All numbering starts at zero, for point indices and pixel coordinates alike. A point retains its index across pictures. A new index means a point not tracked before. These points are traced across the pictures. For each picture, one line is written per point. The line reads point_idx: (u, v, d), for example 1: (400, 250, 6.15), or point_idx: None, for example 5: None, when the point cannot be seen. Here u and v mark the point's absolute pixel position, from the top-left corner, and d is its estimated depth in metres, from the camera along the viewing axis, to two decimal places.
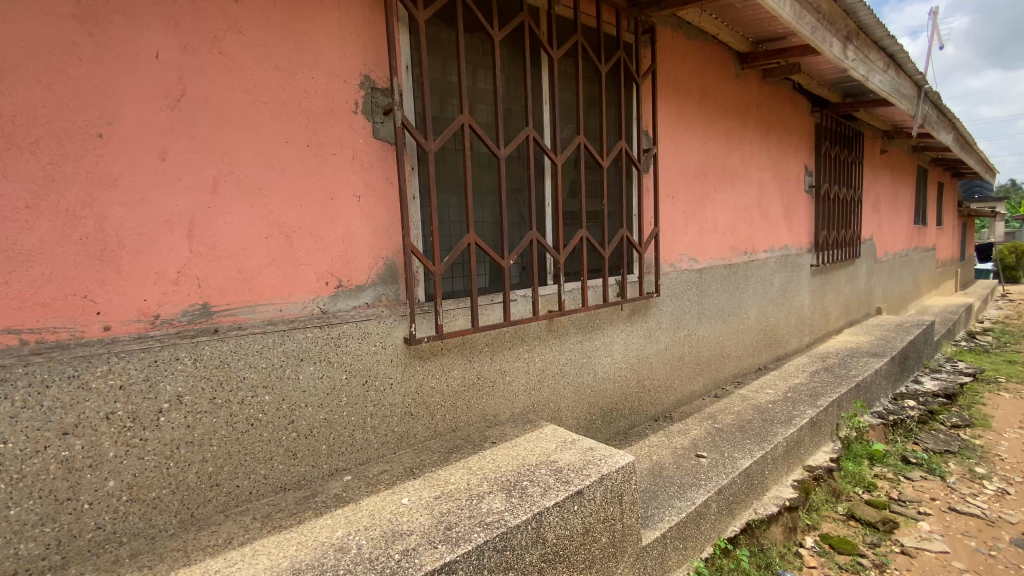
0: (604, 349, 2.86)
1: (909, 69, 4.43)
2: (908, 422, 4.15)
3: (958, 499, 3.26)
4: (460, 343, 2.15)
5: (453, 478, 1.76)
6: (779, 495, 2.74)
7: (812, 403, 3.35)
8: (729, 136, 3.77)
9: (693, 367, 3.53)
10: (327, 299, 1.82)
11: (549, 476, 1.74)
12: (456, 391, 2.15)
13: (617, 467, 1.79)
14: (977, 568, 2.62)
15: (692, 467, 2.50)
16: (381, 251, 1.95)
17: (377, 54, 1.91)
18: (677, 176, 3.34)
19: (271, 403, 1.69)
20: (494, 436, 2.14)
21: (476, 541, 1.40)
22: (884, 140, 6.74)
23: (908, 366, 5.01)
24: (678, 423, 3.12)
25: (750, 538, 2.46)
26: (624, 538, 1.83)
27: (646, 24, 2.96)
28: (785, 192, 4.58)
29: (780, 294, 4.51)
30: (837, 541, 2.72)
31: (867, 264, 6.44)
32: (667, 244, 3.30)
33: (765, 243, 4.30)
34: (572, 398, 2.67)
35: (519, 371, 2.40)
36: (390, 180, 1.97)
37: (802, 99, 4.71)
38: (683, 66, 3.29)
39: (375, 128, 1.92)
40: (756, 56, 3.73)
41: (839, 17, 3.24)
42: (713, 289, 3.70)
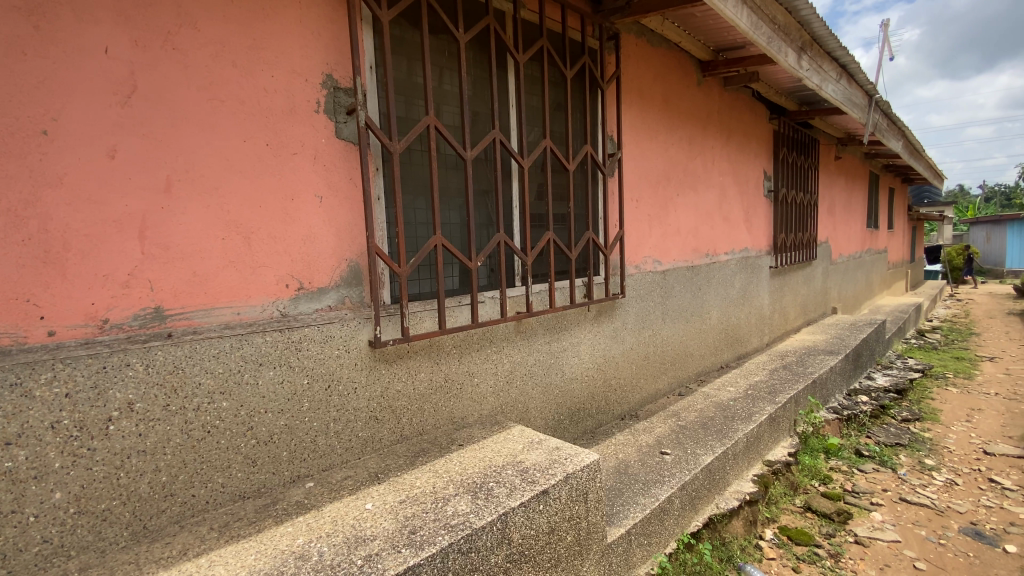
0: (571, 349, 2.89)
1: (860, 79, 4.65)
2: (861, 416, 4.34)
3: (908, 490, 3.42)
4: (427, 345, 2.13)
5: (419, 481, 1.75)
6: (739, 489, 2.83)
7: (771, 400, 3.47)
8: (692, 141, 3.88)
9: (658, 366, 3.61)
10: (288, 302, 1.78)
11: (515, 477, 1.75)
12: (422, 394, 2.14)
13: (583, 466, 1.82)
14: (927, 555, 2.75)
15: (657, 464, 2.56)
16: (344, 253, 1.92)
17: (340, 54, 1.89)
18: (642, 179, 3.41)
19: (228, 409, 1.64)
20: (461, 439, 2.13)
21: (440, 544, 1.39)
22: (839, 147, 7.05)
23: (862, 363, 5.24)
24: (644, 421, 3.19)
25: (712, 532, 2.53)
26: (590, 536, 1.85)
27: (610, 31, 3.02)
28: (745, 196, 4.73)
29: (741, 294, 4.65)
30: (794, 533, 2.83)
31: (823, 266, 6.72)
32: (633, 246, 3.36)
33: (727, 245, 4.44)
34: (540, 399, 2.69)
35: (487, 373, 2.40)
36: (354, 180, 1.95)
37: (761, 107, 4.89)
38: (646, 72, 3.37)
39: (338, 128, 1.90)
40: (717, 64, 3.85)
41: (793, 28, 3.38)
42: (678, 290, 3.79)
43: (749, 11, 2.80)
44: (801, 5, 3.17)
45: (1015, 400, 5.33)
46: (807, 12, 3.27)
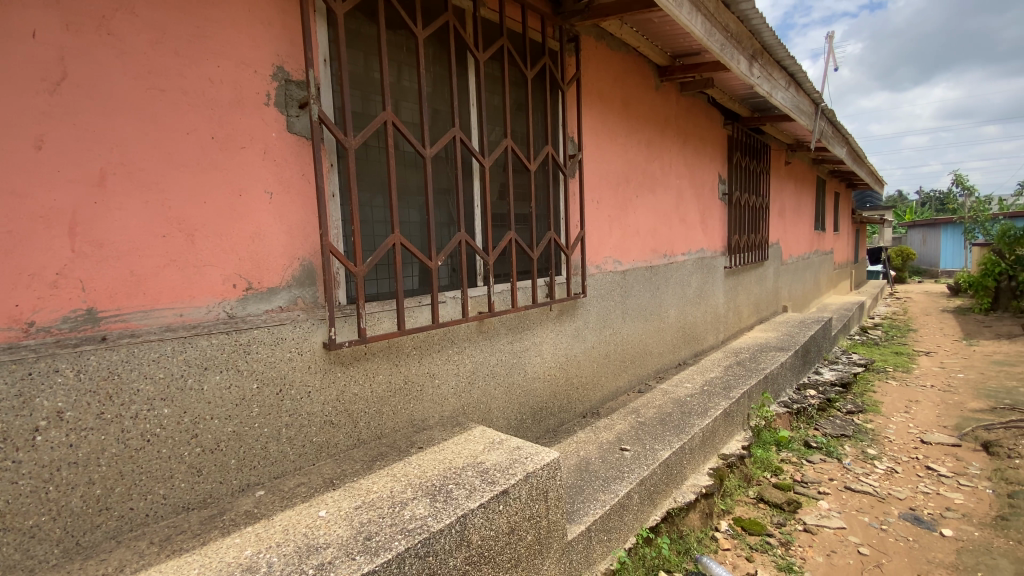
0: (533, 349, 2.89)
1: (807, 88, 4.88)
2: (810, 410, 4.54)
3: (852, 478, 3.61)
4: (385, 347, 2.08)
5: (376, 486, 1.70)
6: (696, 483, 2.90)
7: (725, 395, 3.59)
8: (650, 144, 3.97)
9: (618, 364, 3.67)
10: (235, 303, 1.70)
11: (475, 478, 1.73)
12: (381, 397, 2.09)
13: (543, 464, 1.82)
14: (869, 540, 2.89)
15: (617, 460, 2.59)
16: (296, 252, 1.85)
17: (292, 45, 1.83)
18: (602, 180, 3.46)
19: (170, 416, 1.56)
20: (421, 441, 2.10)
21: (396, 550, 1.35)
22: (788, 152, 7.37)
23: (810, 359, 5.49)
24: (605, 419, 3.23)
25: (670, 525, 2.59)
26: (550, 535, 1.85)
27: (571, 33, 3.05)
28: (701, 199, 4.88)
29: (697, 293, 4.79)
30: (748, 523, 2.93)
31: (775, 266, 7.01)
32: (594, 246, 3.41)
33: (684, 246, 4.56)
34: (502, 399, 2.68)
35: (448, 374, 2.37)
36: (307, 177, 1.88)
37: (715, 113, 5.05)
38: (606, 75, 3.42)
39: (290, 121, 1.83)
40: (673, 70, 3.96)
41: (745, 36, 3.50)
42: (637, 289, 3.86)
43: (703, 18, 2.89)
44: (752, 14, 3.29)
45: (947, 392, 5.71)
46: (757, 21, 3.40)
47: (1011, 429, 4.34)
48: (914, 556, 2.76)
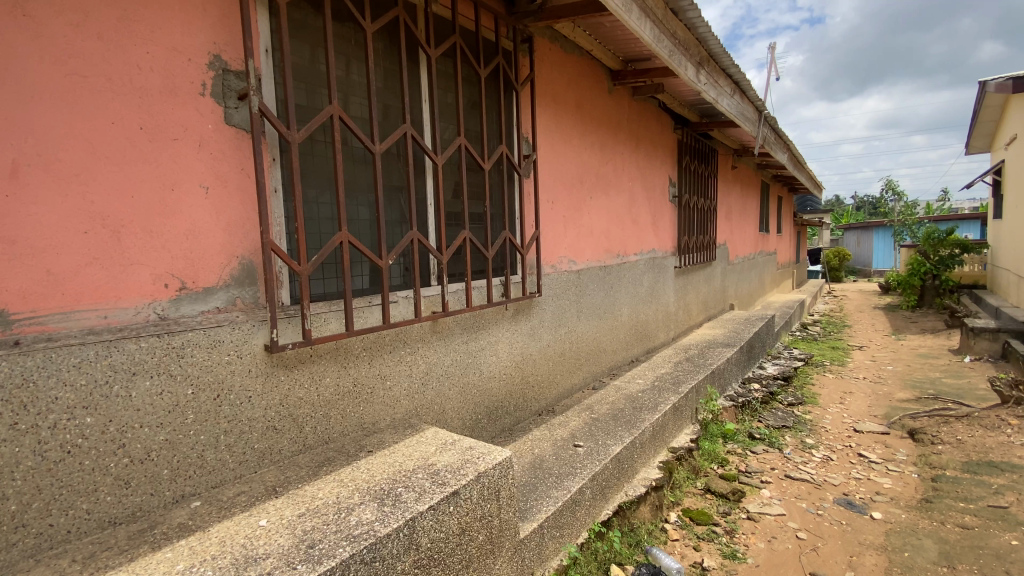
0: (488, 348, 2.88)
1: (751, 95, 5.10)
2: (754, 403, 4.75)
3: (792, 467, 3.80)
4: (333, 348, 2.01)
5: (321, 493, 1.65)
6: (647, 476, 2.98)
7: (675, 390, 3.70)
8: (603, 146, 4.04)
9: (573, 362, 3.72)
10: (167, 304, 1.60)
11: (425, 480, 1.70)
12: (328, 400, 2.02)
13: (494, 464, 1.81)
14: (807, 525, 3.05)
15: (570, 456, 2.62)
16: (235, 250, 1.77)
17: (230, 33, 1.74)
18: (556, 181, 3.49)
19: (93, 426, 1.45)
20: (371, 445, 2.05)
21: (341, 557, 1.32)
22: (735, 157, 7.70)
23: (754, 354, 5.75)
24: (560, 416, 3.26)
25: (622, 519, 2.65)
26: (502, 534, 1.85)
27: (524, 33, 3.06)
28: (652, 201, 5.01)
29: (649, 293, 4.93)
30: (695, 514, 3.04)
31: (722, 266, 7.30)
32: (549, 246, 3.43)
33: (636, 246, 4.67)
34: (456, 399, 2.65)
35: (400, 375, 2.32)
36: (247, 172, 1.80)
37: (666, 118, 5.21)
38: (560, 77, 3.45)
39: (228, 113, 1.75)
40: (626, 74, 4.05)
41: (692, 44, 3.62)
42: (591, 289, 3.92)
43: (652, 24, 2.97)
44: (699, 22, 3.41)
45: (878, 384, 6.11)
46: (704, 29, 3.52)
47: (933, 418, 4.68)
48: (847, 538, 2.93)
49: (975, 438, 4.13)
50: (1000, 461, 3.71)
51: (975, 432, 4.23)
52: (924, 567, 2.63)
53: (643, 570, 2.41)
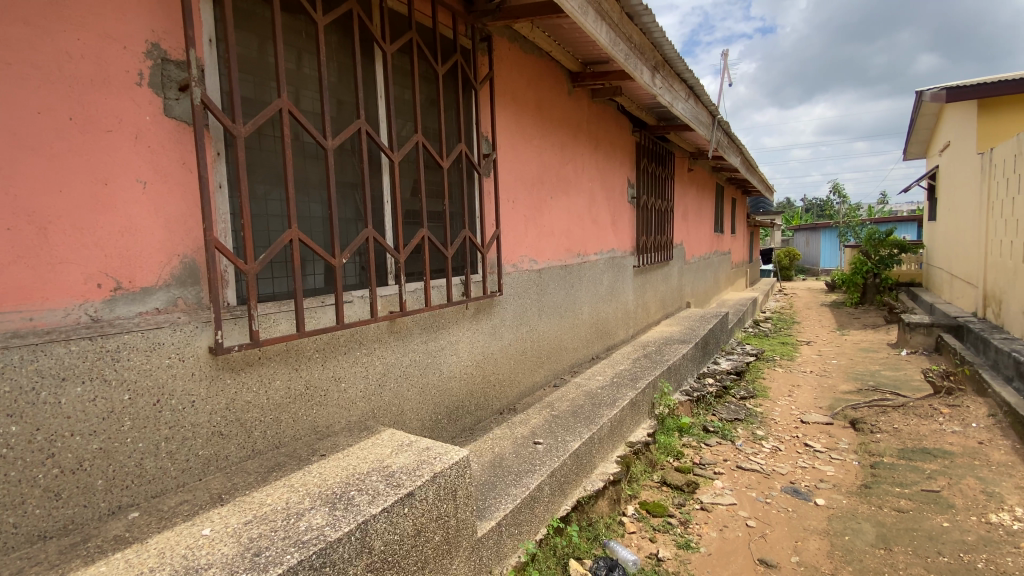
0: (448, 348, 2.86)
1: (705, 100, 5.27)
2: (708, 397, 4.92)
3: (743, 458, 3.96)
4: (284, 350, 1.95)
5: (270, 499, 1.60)
6: (605, 470, 3.04)
7: (633, 386, 3.79)
8: (563, 147, 4.09)
9: (534, 361, 3.74)
10: (100, 304, 1.51)
11: (379, 482, 1.68)
12: (278, 404, 1.95)
13: (451, 464, 1.80)
14: (756, 513, 3.18)
15: (529, 453, 2.64)
16: (176, 248, 1.69)
17: (170, 22, 1.66)
18: (517, 180, 3.50)
19: (19, 435, 1.36)
20: (324, 449, 1.99)
21: (288, 563, 1.28)
22: (691, 159, 7.94)
23: (709, 350, 5.95)
24: (520, 414, 3.28)
25: (580, 513, 2.69)
26: (459, 533, 1.84)
27: (483, 32, 3.05)
28: (612, 201, 5.10)
29: (609, 291, 5.01)
30: (652, 506, 3.12)
31: (679, 265, 7.51)
32: (509, 245, 3.44)
33: (596, 246, 4.74)
34: (415, 400, 2.61)
35: (356, 377, 2.26)
36: (189, 166, 1.72)
37: (624, 120, 5.31)
38: (520, 77, 3.47)
39: (168, 105, 1.67)
40: (584, 76, 4.10)
41: (647, 48, 3.72)
42: (552, 288, 3.95)
43: (608, 28, 3.02)
44: (653, 27, 3.49)
45: (823, 377, 6.43)
46: (658, 35, 3.61)
47: (872, 408, 4.97)
48: (793, 524, 3.07)
49: (909, 427, 4.40)
50: (932, 447, 3.96)
51: (910, 421, 4.51)
52: (862, 548, 2.78)
53: (600, 563, 2.45)
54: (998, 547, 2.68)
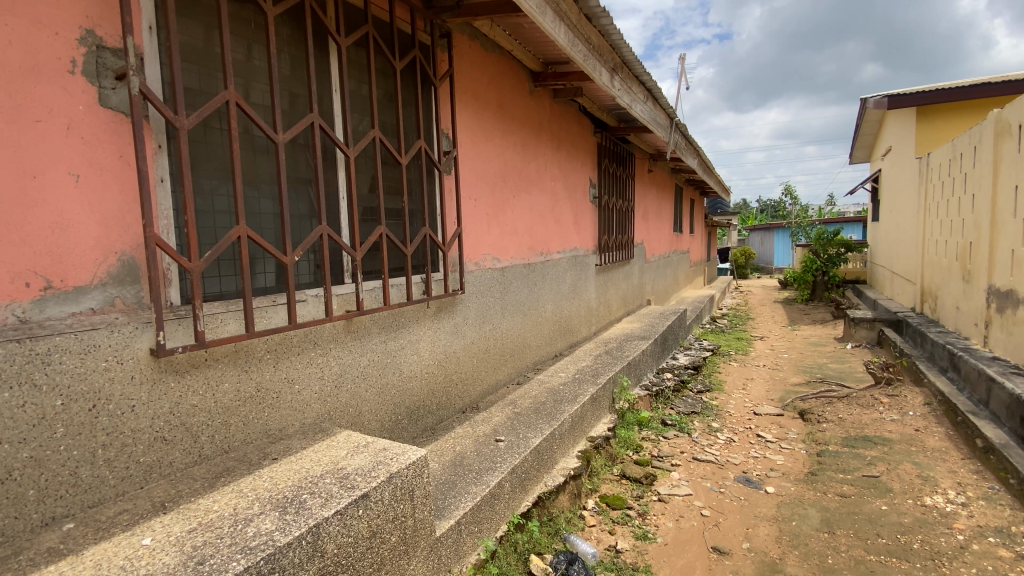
0: (409, 347, 2.82)
1: (663, 102, 5.40)
2: (666, 391, 5.07)
3: (700, 450, 4.10)
4: (232, 351, 1.87)
5: (216, 505, 1.54)
6: (566, 466, 3.08)
7: (594, 382, 3.85)
8: (525, 146, 4.10)
9: (497, 358, 3.74)
10: (29, 305, 1.42)
11: (333, 485, 1.65)
12: (227, 407, 1.88)
13: (408, 463, 1.78)
14: (710, 502, 3.30)
15: (490, 451, 2.65)
16: (114, 245, 1.60)
17: (106, 7, 1.57)
18: (479, 179, 3.50)
19: None
20: (276, 452, 1.93)
21: (234, 571, 1.24)
22: (651, 161, 8.12)
23: (667, 346, 6.11)
24: (483, 412, 3.28)
25: (541, 509, 2.73)
26: (417, 533, 1.83)
27: (442, 29, 3.03)
28: (574, 201, 5.16)
29: (571, 290, 5.07)
30: (611, 500, 3.20)
31: (640, 264, 7.68)
32: (471, 244, 3.43)
33: (558, 244, 4.79)
34: (374, 401, 2.56)
35: (311, 378, 2.20)
36: (127, 160, 1.64)
37: (586, 121, 5.39)
38: (481, 76, 3.46)
39: (103, 94, 1.58)
40: (545, 76, 4.13)
41: (606, 50, 3.78)
42: (514, 286, 3.96)
43: (567, 29, 3.05)
44: (611, 29, 3.55)
45: (775, 370, 6.71)
46: (617, 37, 3.67)
47: (819, 399, 5.23)
48: (744, 512, 3.19)
49: (853, 416, 4.65)
50: (873, 435, 4.19)
51: (853, 410, 4.77)
52: (808, 532, 2.92)
53: (562, 557, 2.46)
54: (931, 528, 2.86)
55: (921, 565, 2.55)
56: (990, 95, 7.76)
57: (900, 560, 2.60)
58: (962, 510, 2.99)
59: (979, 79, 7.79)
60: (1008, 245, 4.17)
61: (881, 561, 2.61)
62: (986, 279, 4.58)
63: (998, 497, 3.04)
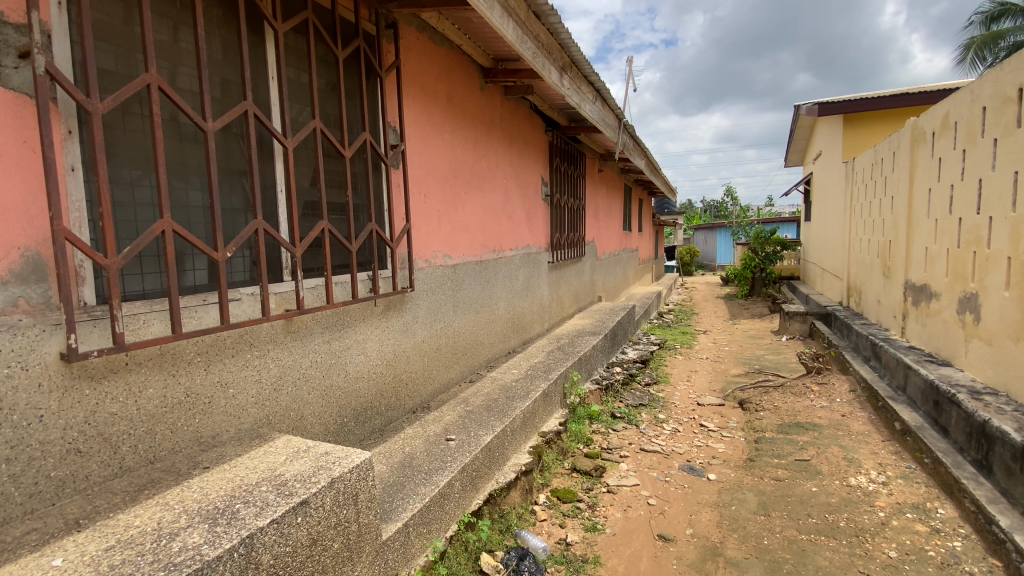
0: (355, 347, 2.73)
1: (612, 103, 5.52)
2: (615, 385, 5.20)
3: (647, 441, 4.24)
4: (157, 354, 1.74)
5: (138, 520, 1.43)
6: (517, 462, 3.09)
7: (545, 377, 3.89)
8: (476, 142, 4.07)
9: (449, 356, 3.70)
10: None
11: (269, 493, 1.56)
12: (151, 414, 1.75)
13: (352, 467, 1.72)
14: (656, 491, 3.41)
15: (441, 451, 2.62)
16: (17, 240, 1.45)
17: None
18: (428, 174, 3.44)
19: None
20: (208, 461, 1.82)
21: None
22: (601, 160, 8.29)
23: (617, 341, 6.26)
24: (434, 412, 3.24)
25: (492, 506, 2.72)
26: (361, 538, 1.77)
27: (388, 19, 2.94)
28: (527, 199, 5.18)
29: (524, 287, 5.08)
30: (562, 493, 3.25)
31: (591, 261, 7.82)
32: (421, 241, 3.37)
33: (511, 242, 4.78)
34: (318, 404, 2.46)
35: (247, 381, 2.08)
36: (32, 146, 1.49)
37: (537, 119, 5.42)
38: (429, 69, 3.40)
39: (3, 74, 1.43)
40: (496, 73, 4.11)
41: (555, 48, 3.81)
42: (466, 283, 3.92)
43: (515, 25, 3.05)
44: (559, 28, 3.57)
45: (717, 362, 7.04)
46: (565, 36, 3.71)
47: (756, 388, 5.53)
48: (688, 499, 3.32)
49: (787, 404, 4.94)
50: (804, 421, 4.47)
51: (787, 398, 5.07)
52: (746, 515, 3.08)
53: (512, 553, 2.49)
54: (855, 506, 3.07)
55: (846, 542, 2.73)
56: (907, 104, 8.41)
57: (828, 538, 2.78)
58: (883, 489, 3.23)
59: (897, 90, 8.44)
60: (923, 243, 4.54)
61: (811, 540, 2.77)
62: (903, 275, 4.97)
63: (914, 475, 3.31)
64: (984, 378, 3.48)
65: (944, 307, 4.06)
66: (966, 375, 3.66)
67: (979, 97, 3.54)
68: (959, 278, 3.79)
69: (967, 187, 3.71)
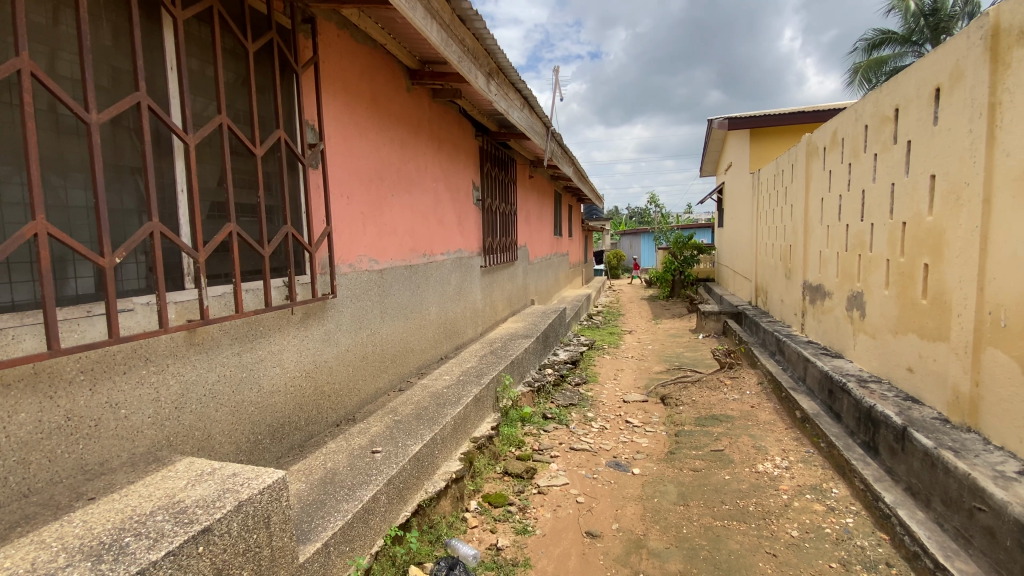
0: (270, 358, 2.56)
1: (539, 110, 5.63)
2: (546, 386, 5.29)
3: (576, 440, 4.34)
4: (31, 373, 1.54)
5: (7, 563, 1.25)
6: (447, 469, 3.05)
7: (477, 382, 3.88)
8: (403, 144, 3.99)
9: (376, 364, 3.57)
10: None
11: (166, 523, 1.42)
12: (23, 443, 1.53)
13: (262, 488, 1.61)
14: (584, 489, 3.50)
15: (366, 464, 2.52)
16: None
17: None
18: (351, 175, 3.31)
19: None
20: (95, 490, 1.63)
21: None
22: (530, 166, 8.42)
23: (547, 343, 6.36)
24: (360, 423, 3.11)
25: (421, 517, 2.67)
26: (274, 563, 1.66)
27: (305, 13, 2.81)
28: (457, 203, 5.14)
29: (455, 291, 5.03)
30: (493, 498, 3.25)
31: (523, 265, 7.92)
32: (344, 245, 3.24)
33: (441, 246, 4.73)
34: (228, 421, 2.28)
35: (143, 401, 1.89)
36: None
37: (467, 124, 5.40)
38: (351, 68, 3.29)
39: None
40: (422, 74, 4.05)
41: (481, 53, 3.83)
42: (394, 288, 3.82)
43: (439, 27, 3.02)
44: (485, 34, 3.59)
45: (641, 361, 7.36)
46: (490, 42, 3.74)
47: (676, 384, 5.85)
48: (614, 494, 3.44)
49: (704, 397, 5.26)
50: (719, 414, 4.78)
51: (704, 392, 5.40)
52: (667, 506, 3.24)
53: (442, 564, 2.44)
54: (763, 491, 3.32)
55: (755, 525, 2.94)
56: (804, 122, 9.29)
57: (739, 522, 2.99)
58: (786, 472, 3.53)
59: (795, 109, 9.29)
60: (817, 248, 5.03)
61: (724, 526, 2.96)
62: (802, 276, 5.47)
63: (812, 458, 3.64)
64: (868, 367, 3.90)
65: (835, 305, 4.51)
66: (854, 366, 4.08)
67: (861, 116, 3.99)
68: (847, 278, 4.24)
69: (852, 197, 4.16)
